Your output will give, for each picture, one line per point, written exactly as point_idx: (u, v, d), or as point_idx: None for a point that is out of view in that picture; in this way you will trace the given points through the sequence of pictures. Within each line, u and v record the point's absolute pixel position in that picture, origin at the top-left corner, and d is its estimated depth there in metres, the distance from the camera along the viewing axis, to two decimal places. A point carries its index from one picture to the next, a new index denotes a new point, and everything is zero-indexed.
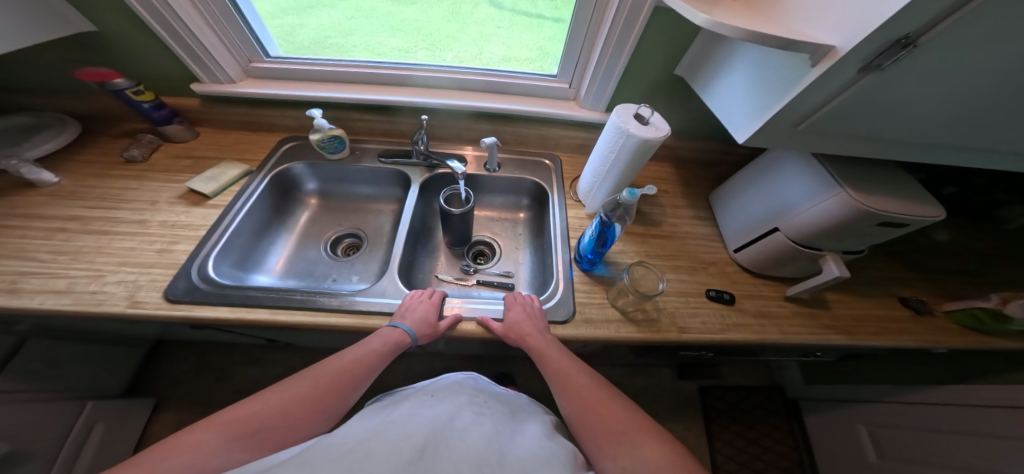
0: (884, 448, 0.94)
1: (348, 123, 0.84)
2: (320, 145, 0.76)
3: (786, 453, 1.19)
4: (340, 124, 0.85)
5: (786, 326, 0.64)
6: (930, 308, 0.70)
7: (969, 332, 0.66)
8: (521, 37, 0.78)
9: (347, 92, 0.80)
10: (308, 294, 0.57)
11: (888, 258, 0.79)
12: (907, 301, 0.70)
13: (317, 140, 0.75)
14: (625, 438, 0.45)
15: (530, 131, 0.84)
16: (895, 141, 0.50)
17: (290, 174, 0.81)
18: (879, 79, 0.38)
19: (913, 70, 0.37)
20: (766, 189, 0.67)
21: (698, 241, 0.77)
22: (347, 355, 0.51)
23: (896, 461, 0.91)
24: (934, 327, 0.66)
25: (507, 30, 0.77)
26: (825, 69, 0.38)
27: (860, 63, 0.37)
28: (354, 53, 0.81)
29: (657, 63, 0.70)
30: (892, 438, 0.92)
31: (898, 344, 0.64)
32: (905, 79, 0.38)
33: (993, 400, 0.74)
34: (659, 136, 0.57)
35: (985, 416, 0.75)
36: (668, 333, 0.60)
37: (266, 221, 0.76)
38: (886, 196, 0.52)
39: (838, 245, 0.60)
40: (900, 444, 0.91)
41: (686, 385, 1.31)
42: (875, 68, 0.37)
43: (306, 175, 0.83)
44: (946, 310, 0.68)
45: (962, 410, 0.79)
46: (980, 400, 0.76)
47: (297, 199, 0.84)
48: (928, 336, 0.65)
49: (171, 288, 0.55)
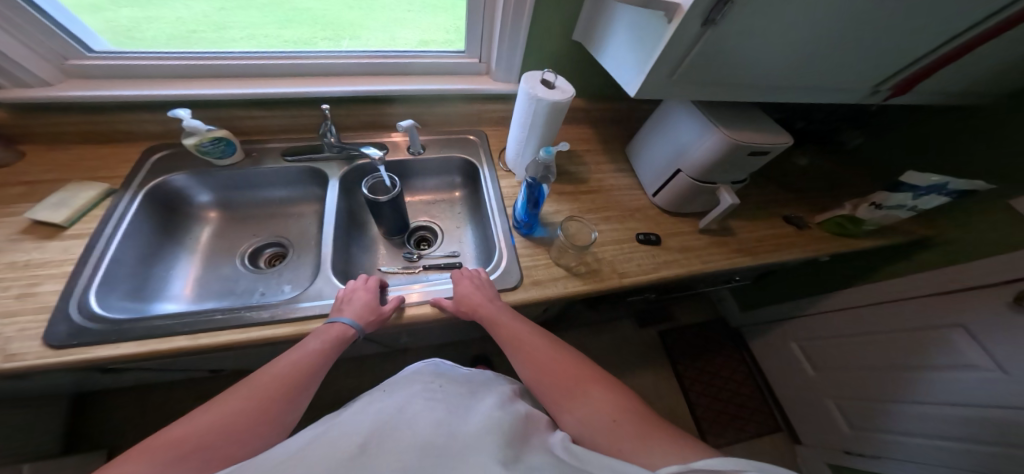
0: (817, 356, 1.18)
1: (233, 121, 0.74)
2: (201, 151, 0.67)
3: (745, 378, 1.39)
4: (219, 124, 0.73)
5: (704, 255, 0.74)
6: (806, 222, 0.85)
7: (839, 237, 0.81)
8: (435, 20, 0.79)
9: (212, 88, 0.68)
10: (230, 312, 0.53)
11: (772, 184, 0.93)
12: (789, 219, 0.84)
13: (196, 145, 0.65)
14: (577, 390, 0.49)
15: (449, 108, 0.83)
16: (749, 86, 0.58)
17: (173, 188, 0.71)
18: (717, 32, 0.45)
19: (739, 24, 0.44)
20: (666, 135, 0.74)
21: (622, 192, 0.84)
22: (288, 359, 0.48)
23: (830, 367, 1.14)
24: (810, 236, 0.81)
25: (418, 13, 0.79)
26: (677, 25, 0.44)
27: (700, 19, 0.43)
28: (233, 45, 0.71)
29: (556, 29, 0.73)
30: (821, 345, 1.15)
31: (789, 255, 0.77)
32: (737, 31, 0.45)
33: (885, 297, 0.96)
34: (566, 97, 0.59)
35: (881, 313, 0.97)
36: (612, 279, 0.67)
37: (153, 244, 0.67)
38: (752, 132, 0.61)
39: (727, 177, 0.70)
40: (827, 347, 1.13)
41: (647, 331, 1.46)
42: (712, 22, 0.43)
43: (193, 187, 0.73)
44: (817, 222, 0.84)
45: (866, 309, 1.01)
46: (879, 298, 0.98)
47: (188, 215, 0.74)
48: (810, 246, 0.79)
49: (50, 334, 0.47)
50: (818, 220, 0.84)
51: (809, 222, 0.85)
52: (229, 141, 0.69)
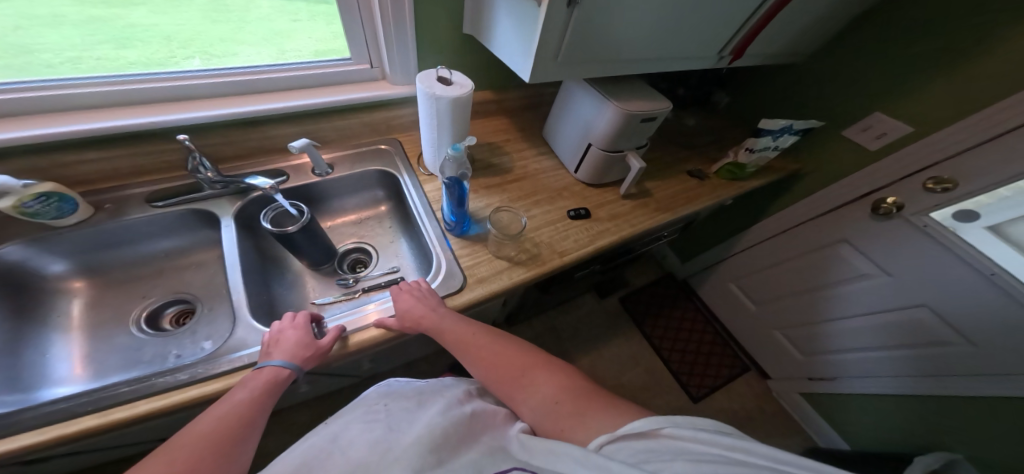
0: (748, 288, 1.38)
1: (57, 170, 0.58)
2: (25, 213, 0.53)
3: (700, 323, 1.59)
4: (36, 175, 0.57)
5: (630, 219, 0.80)
6: (706, 174, 0.95)
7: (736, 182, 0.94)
8: (330, 28, 0.71)
9: (14, 129, 0.53)
10: (138, 381, 0.45)
11: (673, 144, 1.04)
12: (693, 173, 0.95)
13: (13, 207, 0.51)
14: (526, 380, 0.50)
15: (351, 120, 0.78)
16: (628, 63, 0.64)
17: (7, 264, 0.56)
18: (584, 11, 0.48)
19: (601, 4, 0.48)
20: (573, 114, 0.78)
21: (547, 174, 0.87)
22: (217, 412, 0.41)
23: (761, 296, 1.35)
24: (713, 186, 0.92)
25: (307, 22, 0.70)
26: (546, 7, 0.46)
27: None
28: (59, 69, 0.56)
29: (444, 24, 0.72)
30: (749, 278, 1.36)
31: (700, 205, 0.87)
32: (602, 11, 0.49)
33: (785, 227, 1.17)
34: (465, 92, 0.59)
35: (785, 243, 1.19)
36: (553, 260, 0.69)
37: (6, 331, 0.54)
38: (640, 101, 0.67)
39: (631, 144, 0.76)
40: (755, 281, 1.35)
41: (609, 301, 1.60)
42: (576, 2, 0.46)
43: (38, 258, 0.59)
44: (714, 172, 0.95)
45: (779, 243, 1.21)
46: (779, 230, 1.19)
47: (42, 291, 0.60)
48: (715, 195, 0.90)
49: None
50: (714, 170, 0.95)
51: (708, 173, 0.96)
52: (62, 195, 0.55)
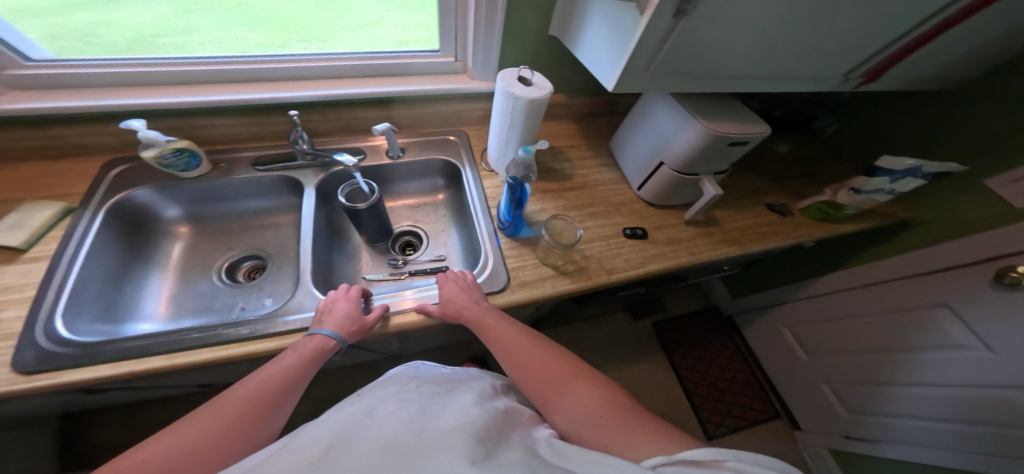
0: (807, 339, 1.22)
1: (194, 130, 0.69)
2: (163, 163, 0.63)
3: (739, 365, 1.44)
4: (179, 133, 0.68)
5: (691, 246, 0.74)
6: (789, 209, 0.86)
7: (823, 223, 0.83)
8: (416, 18, 0.76)
9: (160, 95, 0.64)
10: (207, 330, 0.51)
11: (751, 172, 0.94)
12: (774, 207, 0.86)
13: (155, 157, 0.61)
14: (566, 388, 0.48)
15: (426, 108, 0.81)
16: (727, 78, 0.59)
17: (137, 204, 0.67)
18: (691, 22, 0.44)
19: (711, 15, 0.44)
20: (647, 128, 0.74)
21: (607, 186, 0.84)
22: (266, 372, 0.45)
23: (821, 348, 1.18)
24: (794, 223, 0.82)
25: (395, 12, 0.76)
26: (649, 18, 0.43)
27: (672, 10, 0.42)
28: (200, 49, 0.67)
29: (531, 26, 0.72)
30: (810, 329, 1.20)
31: (777, 242, 0.78)
32: (710, 23, 0.45)
33: (869, 281, 1.01)
34: (543, 94, 0.58)
35: (864, 299, 1.03)
36: (600, 276, 0.66)
37: (120, 263, 0.63)
38: (729, 122, 0.62)
39: (709, 168, 0.70)
40: (815, 332, 1.19)
41: (642, 323, 1.50)
42: (684, 13, 0.42)
43: (160, 201, 0.69)
44: (800, 208, 0.85)
45: (857, 296, 1.05)
46: (858, 282, 1.04)
47: (156, 231, 0.71)
48: (796, 233, 0.80)
49: (20, 359, 0.44)
50: (801, 207, 0.85)
51: (793, 209, 0.86)
52: (193, 152, 0.65)
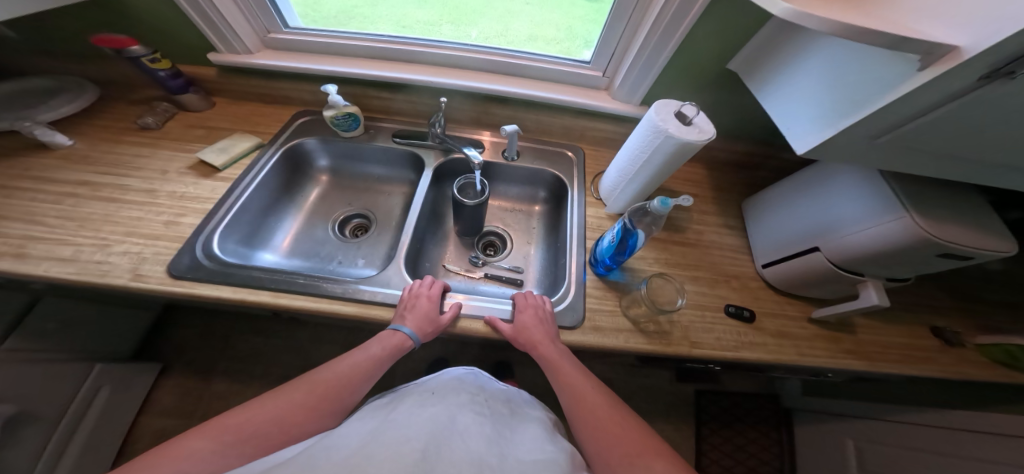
0: (871, 462, 0.87)
1: (363, 100, 0.81)
2: (333, 123, 0.73)
3: (769, 460, 1.16)
4: (355, 100, 0.81)
5: (806, 348, 0.59)
6: (961, 339, 0.63)
7: (997, 366, 0.60)
8: (549, 17, 0.76)
9: (355, 67, 0.75)
10: (310, 279, 0.56)
11: (926, 282, 0.71)
12: (939, 332, 0.63)
13: (331, 118, 0.72)
14: (637, 461, 0.41)
15: (552, 119, 0.79)
16: (985, 164, 0.42)
17: (302, 149, 0.79)
18: (1005, 89, 0.30)
19: None
20: (813, 201, 0.61)
21: (724, 252, 0.72)
22: (348, 360, 0.51)
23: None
24: (959, 358, 0.60)
25: (535, 8, 0.77)
26: (939, 73, 0.30)
27: (984, 70, 0.28)
28: (380, 25, 0.77)
29: (707, 52, 0.63)
30: (880, 455, 0.86)
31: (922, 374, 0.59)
32: None
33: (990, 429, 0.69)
34: (702, 139, 0.50)
35: (978, 442, 0.69)
36: (679, 347, 0.57)
37: (273, 196, 0.75)
38: (959, 226, 0.45)
39: (881, 274, 0.54)
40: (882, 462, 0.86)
41: (683, 387, 1.25)
42: (1004, 76, 0.28)
43: (318, 151, 0.81)
44: (976, 342, 0.62)
45: (966, 435, 0.71)
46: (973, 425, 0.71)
47: (308, 175, 0.82)
48: (952, 368, 0.59)
49: (175, 264, 0.54)
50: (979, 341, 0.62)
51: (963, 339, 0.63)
52: (356, 117, 0.74)
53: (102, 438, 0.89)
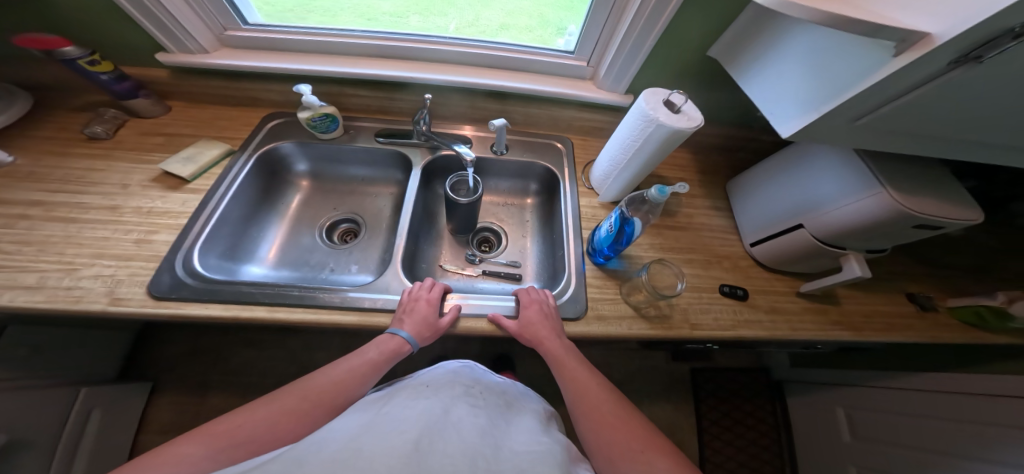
0: (863, 430, 0.94)
1: (339, 98, 0.78)
2: (310, 124, 0.70)
3: (766, 432, 1.22)
4: (331, 100, 0.78)
5: (796, 322, 0.62)
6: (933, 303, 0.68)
7: (968, 327, 0.65)
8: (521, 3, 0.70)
9: (326, 64, 0.71)
10: (305, 290, 0.54)
11: (898, 251, 0.76)
12: (914, 297, 0.68)
13: (307, 119, 0.68)
14: (643, 457, 0.42)
15: (540, 111, 0.78)
16: (955, 140, 0.45)
17: (278, 154, 0.75)
18: (973, 72, 0.31)
19: (1008, 68, 0.31)
20: (794, 180, 0.63)
21: (713, 233, 0.74)
22: (344, 366, 0.49)
23: (873, 442, 0.91)
24: (934, 322, 0.65)
25: None
26: (912, 60, 0.32)
27: (955, 55, 0.30)
28: (342, 18, 0.73)
29: (692, 38, 0.64)
30: (873, 419, 0.92)
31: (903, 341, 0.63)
32: (996, 78, 0.32)
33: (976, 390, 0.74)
34: (691, 126, 0.51)
35: (970, 403, 0.74)
36: (680, 330, 0.59)
37: (253, 206, 0.71)
38: (932, 201, 0.48)
39: (863, 246, 0.57)
40: (873, 426, 0.92)
41: (679, 366, 1.30)
42: (972, 60, 0.30)
43: (296, 155, 0.77)
44: (949, 306, 0.67)
45: (952, 396, 0.78)
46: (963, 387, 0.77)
47: (287, 180, 0.79)
48: (929, 333, 0.64)
49: (155, 284, 0.51)
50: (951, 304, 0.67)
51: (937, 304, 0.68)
52: (335, 118, 0.71)
53: (106, 462, 0.85)
